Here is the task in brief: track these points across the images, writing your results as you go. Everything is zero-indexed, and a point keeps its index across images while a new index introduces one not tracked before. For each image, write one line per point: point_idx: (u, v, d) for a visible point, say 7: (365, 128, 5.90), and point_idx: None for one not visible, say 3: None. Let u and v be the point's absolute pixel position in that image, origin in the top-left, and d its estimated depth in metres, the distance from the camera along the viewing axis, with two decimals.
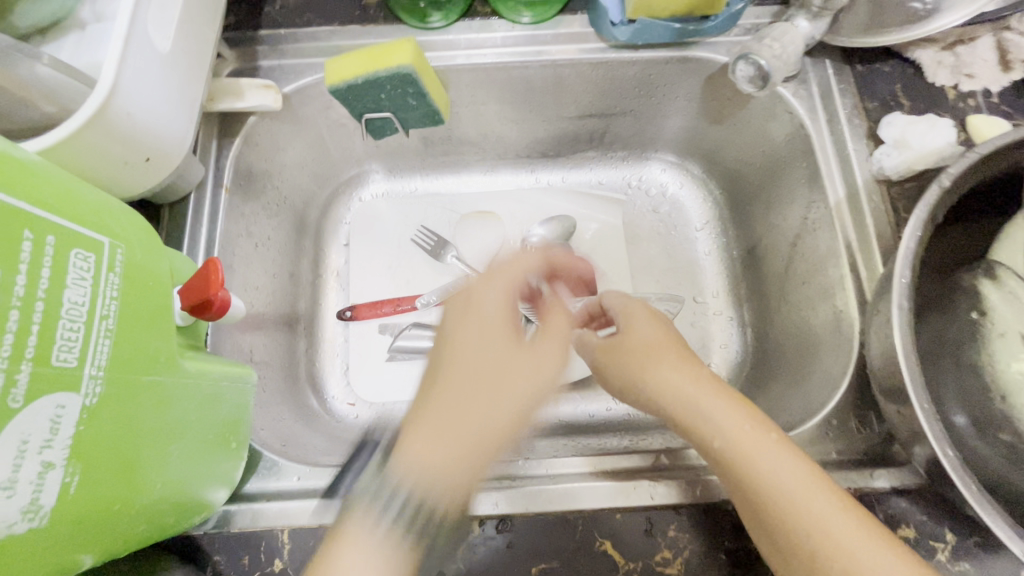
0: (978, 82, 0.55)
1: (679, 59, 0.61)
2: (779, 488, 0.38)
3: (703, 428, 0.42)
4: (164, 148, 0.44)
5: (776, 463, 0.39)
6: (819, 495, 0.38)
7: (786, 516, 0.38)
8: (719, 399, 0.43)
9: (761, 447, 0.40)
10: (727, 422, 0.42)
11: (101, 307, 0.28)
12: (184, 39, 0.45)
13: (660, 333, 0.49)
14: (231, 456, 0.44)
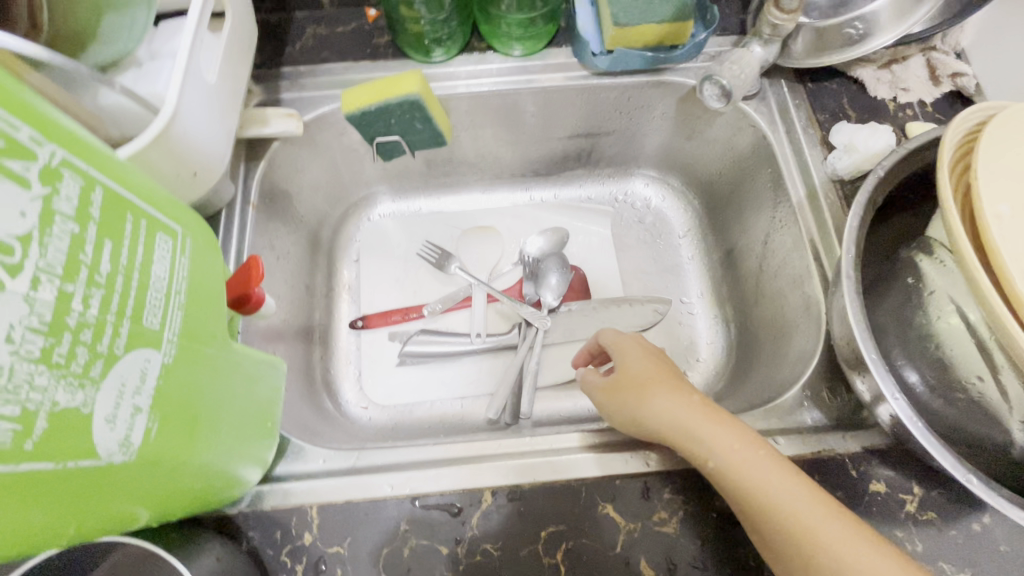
0: (912, 95, 0.63)
1: (653, 83, 0.70)
2: (769, 493, 0.43)
3: (700, 451, 0.47)
4: (209, 165, 0.50)
5: (769, 477, 0.44)
6: (804, 493, 0.43)
7: (775, 515, 0.42)
8: (711, 423, 0.48)
9: (750, 458, 0.45)
10: (720, 444, 0.46)
11: (175, 284, 0.34)
12: (224, 73, 0.52)
13: (654, 366, 0.54)
14: (266, 436, 0.49)
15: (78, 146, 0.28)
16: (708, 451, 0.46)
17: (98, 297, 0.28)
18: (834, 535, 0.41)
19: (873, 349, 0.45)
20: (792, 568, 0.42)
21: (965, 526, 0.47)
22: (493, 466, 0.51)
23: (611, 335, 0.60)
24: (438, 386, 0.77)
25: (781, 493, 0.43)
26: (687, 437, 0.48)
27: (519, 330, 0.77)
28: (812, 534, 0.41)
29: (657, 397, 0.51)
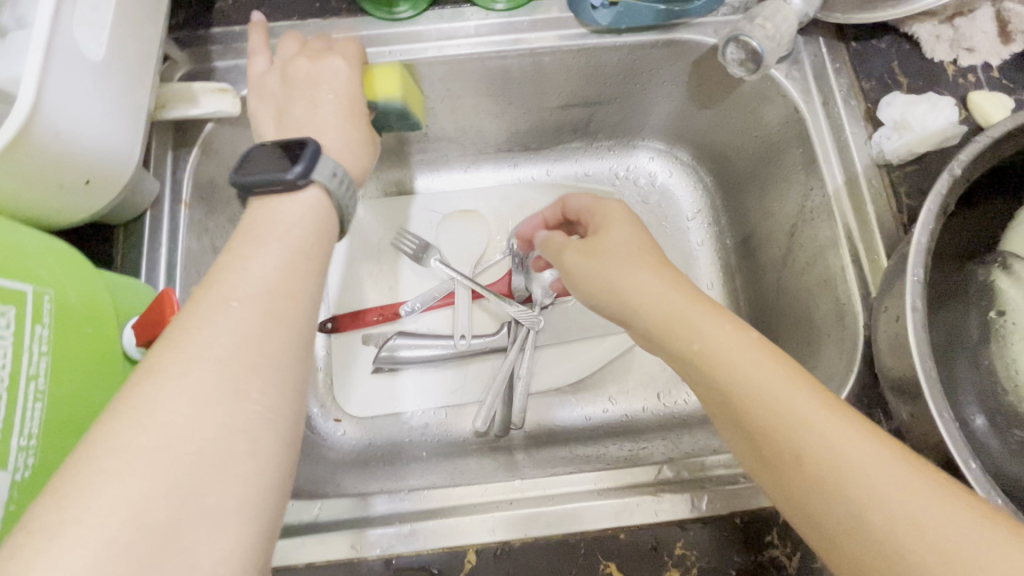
0: (978, 56, 0.52)
1: (664, 43, 0.58)
2: (749, 379, 0.35)
3: (684, 333, 0.38)
4: (109, 169, 0.40)
5: (759, 364, 0.35)
6: (789, 382, 0.34)
7: (763, 408, 0.34)
8: (703, 306, 0.39)
9: (743, 345, 0.36)
10: (709, 327, 0.38)
11: (28, 367, 0.33)
12: (120, 44, 0.40)
13: (637, 236, 0.44)
14: None
15: None
16: (694, 336, 0.38)
17: None
18: (825, 431, 0.32)
19: (944, 405, 0.35)
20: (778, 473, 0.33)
21: None
22: (479, 517, 0.44)
23: (585, 199, 0.51)
24: (419, 395, 0.69)
25: (767, 384, 0.35)
26: (663, 317, 0.39)
27: (507, 331, 0.69)
28: (792, 427, 0.33)
29: (635, 274, 0.42)
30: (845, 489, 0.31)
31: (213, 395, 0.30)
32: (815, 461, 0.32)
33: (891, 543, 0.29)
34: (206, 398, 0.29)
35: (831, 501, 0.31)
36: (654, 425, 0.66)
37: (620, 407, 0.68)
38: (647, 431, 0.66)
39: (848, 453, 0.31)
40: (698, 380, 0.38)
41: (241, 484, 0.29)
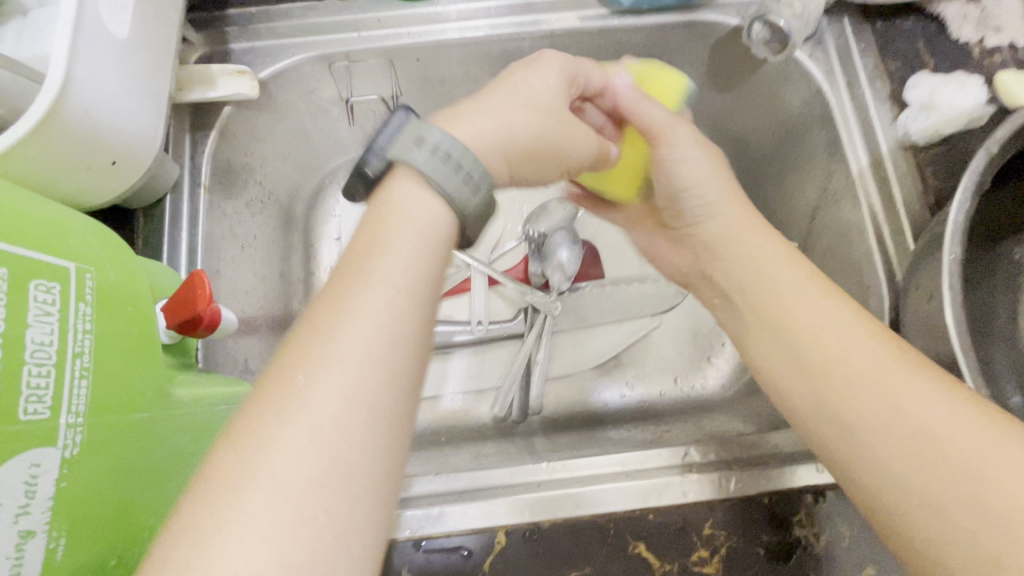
0: (1004, 36, 0.52)
1: (686, 24, 0.57)
2: (819, 337, 0.36)
3: (759, 290, 0.41)
4: (135, 150, 0.40)
5: (818, 316, 0.37)
6: (863, 337, 0.35)
7: (817, 354, 0.36)
8: (782, 261, 0.41)
9: (805, 299, 0.38)
10: (790, 279, 0.40)
11: (73, 347, 0.32)
12: (144, 23, 0.39)
13: (697, 160, 0.46)
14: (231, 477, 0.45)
15: None
16: (762, 292, 0.41)
17: None
18: (888, 381, 0.33)
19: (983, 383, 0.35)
20: (823, 417, 0.35)
21: None
22: (507, 499, 0.44)
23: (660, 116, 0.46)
24: (438, 381, 0.69)
25: (839, 341, 0.36)
26: (758, 282, 0.41)
27: (525, 317, 0.69)
28: (857, 377, 0.34)
29: (752, 233, 0.44)
30: (908, 433, 0.31)
31: (336, 419, 0.26)
32: (881, 408, 0.32)
33: (951, 484, 0.29)
34: (331, 412, 0.26)
35: (892, 447, 0.31)
36: (673, 410, 0.66)
37: (638, 392, 0.68)
38: (665, 415, 0.66)
39: (903, 397, 0.32)
40: (774, 343, 0.39)
41: (362, 502, 0.26)
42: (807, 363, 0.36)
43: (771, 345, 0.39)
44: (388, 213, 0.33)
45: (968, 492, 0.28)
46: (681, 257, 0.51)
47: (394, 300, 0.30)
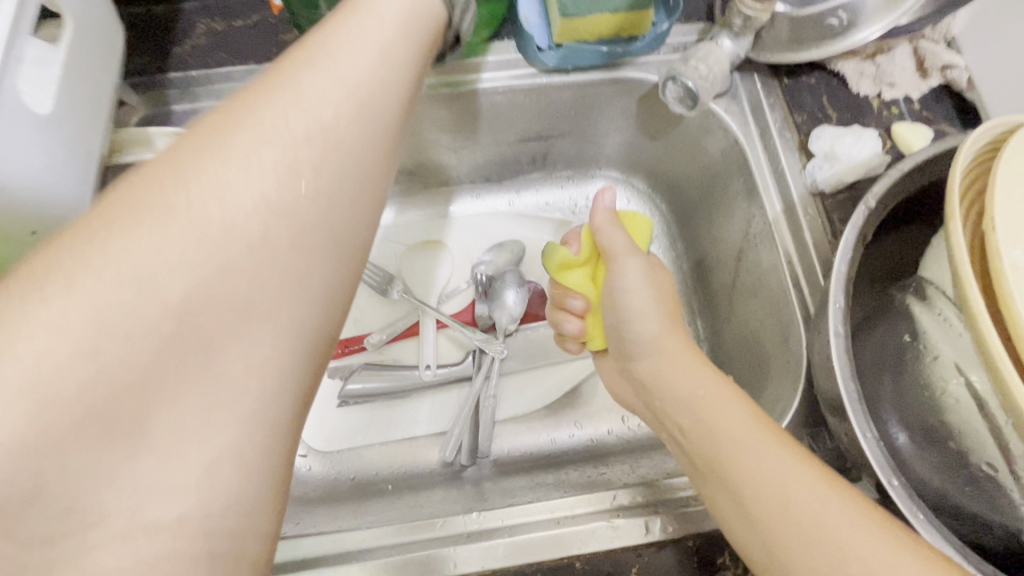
0: (899, 90, 0.56)
1: (610, 81, 0.61)
2: (773, 497, 0.36)
3: (707, 434, 0.41)
4: (58, 218, 0.40)
5: (766, 462, 0.38)
6: (811, 485, 0.36)
7: (779, 517, 0.36)
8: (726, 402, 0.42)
9: (754, 447, 0.39)
10: (734, 422, 0.40)
11: None
12: (71, 96, 0.41)
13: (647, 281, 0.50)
14: None
15: None
16: (713, 442, 0.41)
17: None
18: (845, 551, 0.33)
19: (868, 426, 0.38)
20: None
21: None
22: (438, 549, 0.45)
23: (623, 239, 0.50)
24: (387, 428, 0.69)
25: (796, 503, 0.36)
26: (709, 430, 0.41)
27: (473, 359, 0.70)
28: (813, 542, 0.34)
29: (684, 373, 0.45)
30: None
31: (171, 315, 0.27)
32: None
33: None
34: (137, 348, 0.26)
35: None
36: (619, 449, 0.67)
37: (587, 431, 0.69)
38: (612, 453, 0.66)
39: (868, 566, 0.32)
40: (731, 502, 0.38)
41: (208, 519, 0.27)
42: (760, 522, 0.36)
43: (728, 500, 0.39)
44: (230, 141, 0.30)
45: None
46: (623, 384, 0.53)
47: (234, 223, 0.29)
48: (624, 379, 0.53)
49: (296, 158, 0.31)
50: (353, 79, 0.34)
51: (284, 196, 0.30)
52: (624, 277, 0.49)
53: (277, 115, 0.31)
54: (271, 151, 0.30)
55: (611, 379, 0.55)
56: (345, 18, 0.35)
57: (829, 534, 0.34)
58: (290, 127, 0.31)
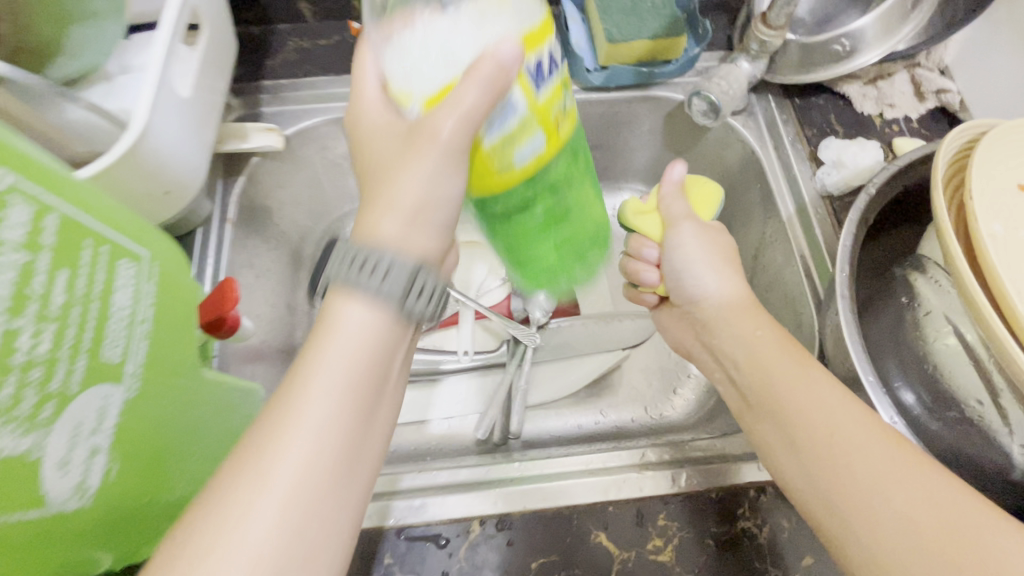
0: (899, 110, 0.63)
1: (642, 98, 0.69)
2: (816, 427, 0.41)
3: (759, 371, 0.46)
4: (185, 185, 0.48)
5: (808, 397, 0.42)
6: (850, 418, 0.40)
7: (820, 450, 0.40)
8: (777, 346, 0.46)
9: (798, 385, 0.43)
10: (778, 362, 0.45)
11: (140, 313, 0.32)
12: (201, 88, 0.50)
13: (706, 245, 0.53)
14: (217, 407, 0.41)
15: (68, 193, 0.27)
16: (766, 380, 0.45)
17: (50, 331, 0.25)
18: (881, 474, 0.37)
19: (869, 371, 0.44)
20: (827, 514, 0.39)
21: None
22: (483, 491, 0.50)
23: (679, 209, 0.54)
24: (427, 408, 0.75)
25: (838, 432, 0.40)
26: (763, 369, 0.46)
27: (507, 348, 0.75)
28: (851, 463, 0.38)
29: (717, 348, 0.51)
30: (899, 530, 0.35)
31: None
32: (873, 501, 0.37)
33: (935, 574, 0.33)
34: None
35: (876, 538, 0.36)
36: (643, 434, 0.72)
37: (612, 418, 0.74)
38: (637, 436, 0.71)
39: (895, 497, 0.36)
40: (778, 432, 0.43)
41: None
42: (804, 447, 0.41)
43: (773, 438, 0.44)
44: (266, 446, 0.32)
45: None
46: (681, 329, 0.59)
47: (270, 529, 0.30)
48: (681, 322, 0.58)
49: (311, 462, 0.32)
50: (338, 390, 0.34)
51: (296, 514, 0.31)
52: (680, 240, 0.52)
53: (296, 411, 0.32)
54: (293, 456, 0.31)
55: (670, 325, 0.61)
56: (328, 332, 0.35)
57: (868, 459, 0.38)
58: (311, 423, 0.32)
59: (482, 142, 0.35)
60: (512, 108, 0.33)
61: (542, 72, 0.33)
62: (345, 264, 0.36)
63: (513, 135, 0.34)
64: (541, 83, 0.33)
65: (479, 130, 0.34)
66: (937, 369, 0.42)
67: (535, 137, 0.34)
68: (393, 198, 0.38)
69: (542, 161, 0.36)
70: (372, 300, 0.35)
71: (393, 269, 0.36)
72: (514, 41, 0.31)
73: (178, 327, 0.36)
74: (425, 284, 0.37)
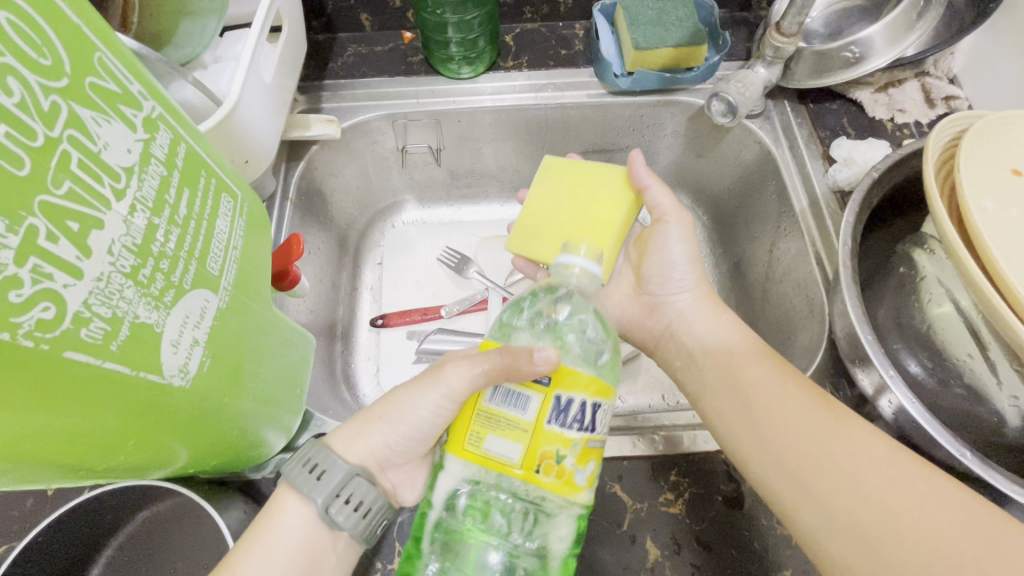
0: (909, 115, 0.67)
1: (665, 102, 0.75)
2: (768, 398, 0.46)
3: (722, 355, 0.52)
4: (261, 155, 0.55)
5: (765, 375, 0.48)
6: (800, 393, 0.45)
7: (775, 420, 0.45)
8: (738, 338, 0.52)
9: (756, 366, 0.49)
10: (739, 348, 0.51)
11: (233, 241, 0.38)
12: (278, 76, 0.58)
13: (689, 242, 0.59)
14: (280, 339, 0.47)
15: (190, 128, 0.34)
16: (729, 362, 0.51)
17: (177, 234, 0.32)
18: (825, 437, 0.42)
19: (868, 331, 0.47)
20: (782, 478, 0.43)
21: None
22: None
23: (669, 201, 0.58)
24: None
25: (790, 407, 0.45)
26: (727, 355, 0.51)
27: None
28: (804, 433, 0.43)
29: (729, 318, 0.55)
30: (845, 485, 0.39)
31: None
32: (820, 466, 0.41)
33: (872, 518, 0.38)
34: None
35: (824, 491, 0.40)
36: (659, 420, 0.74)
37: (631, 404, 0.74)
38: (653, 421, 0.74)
39: (844, 459, 0.41)
40: (737, 406, 0.48)
41: None
42: (761, 419, 0.46)
43: (728, 416, 0.48)
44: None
45: (890, 537, 0.37)
46: (652, 326, 0.61)
47: None
48: (653, 317, 0.61)
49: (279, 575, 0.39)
50: None
51: None
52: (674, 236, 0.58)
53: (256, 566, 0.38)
54: None
55: (637, 320, 0.63)
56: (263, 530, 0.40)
57: (816, 428, 0.43)
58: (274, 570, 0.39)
59: (481, 402, 0.39)
60: (523, 407, 0.37)
61: (566, 413, 0.37)
62: (301, 466, 0.42)
63: (506, 426, 0.37)
64: (556, 419, 0.37)
65: (489, 389, 0.39)
66: (930, 328, 0.47)
67: (514, 445, 0.36)
68: (371, 433, 0.45)
69: (505, 471, 0.36)
70: (308, 501, 0.41)
71: (332, 476, 0.41)
72: (555, 365, 0.37)
73: (257, 262, 0.43)
74: (354, 493, 0.41)
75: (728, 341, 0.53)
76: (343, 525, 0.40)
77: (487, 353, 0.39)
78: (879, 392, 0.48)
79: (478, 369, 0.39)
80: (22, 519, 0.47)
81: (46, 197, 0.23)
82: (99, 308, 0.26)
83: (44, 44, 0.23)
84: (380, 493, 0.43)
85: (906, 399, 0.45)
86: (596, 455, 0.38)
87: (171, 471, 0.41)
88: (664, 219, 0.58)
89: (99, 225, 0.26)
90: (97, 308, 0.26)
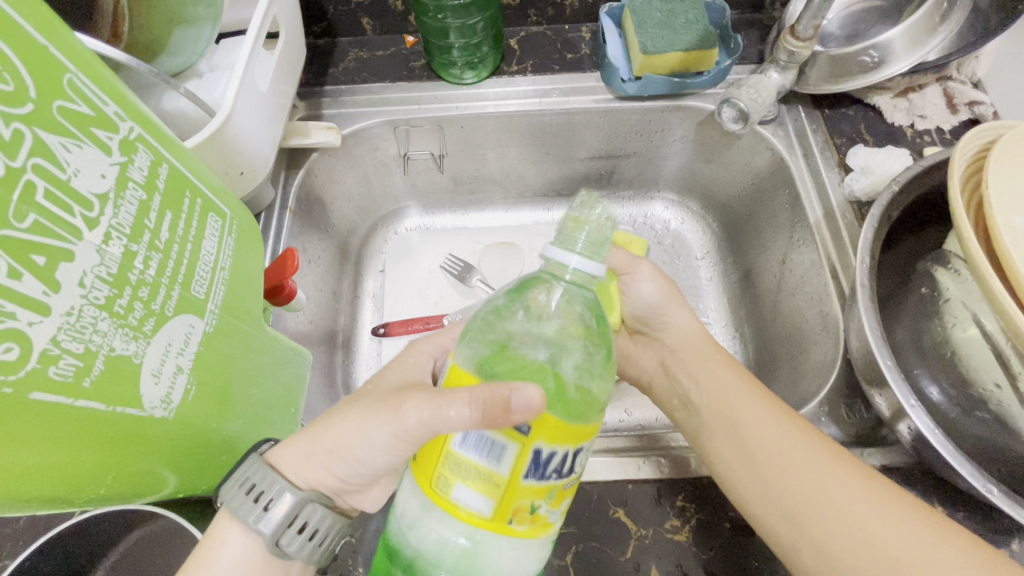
0: (931, 122, 0.64)
1: (675, 107, 0.72)
2: (764, 435, 0.45)
3: (714, 390, 0.50)
4: (257, 167, 0.53)
5: (758, 412, 0.46)
6: (797, 430, 0.44)
7: (771, 460, 0.43)
8: (727, 372, 0.51)
9: (749, 402, 0.48)
10: (731, 382, 0.50)
11: (222, 262, 0.37)
12: (275, 83, 0.57)
13: None
14: (273, 358, 0.45)
15: (172, 145, 0.33)
16: (722, 398, 0.49)
17: (156, 260, 0.30)
18: (823, 478, 0.41)
19: (888, 355, 0.45)
20: (779, 519, 0.41)
21: (1007, 549, 0.44)
22: None
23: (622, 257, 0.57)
24: None
25: (788, 449, 0.43)
26: (723, 391, 0.49)
27: None
28: (799, 476, 0.42)
29: None
30: (845, 530, 0.38)
31: None
32: (819, 508, 0.40)
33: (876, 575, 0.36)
34: None
35: (824, 536, 0.39)
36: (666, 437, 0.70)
37: (636, 417, 0.71)
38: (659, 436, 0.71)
39: (844, 500, 0.39)
40: (731, 443, 0.46)
41: None
42: (758, 462, 0.44)
43: (721, 455, 0.47)
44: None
45: None
46: (645, 359, 0.60)
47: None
48: (645, 350, 0.60)
49: None
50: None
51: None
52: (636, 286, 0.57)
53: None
54: None
55: (631, 354, 0.62)
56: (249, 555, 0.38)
57: (814, 468, 0.42)
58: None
59: (448, 444, 0.34)
60: (496, 458, 0.33)
61: (543, 467, 0.33)
62: (242, 490, 0.38)
63: (473, 481, 0.33)
64: (533, 474, 0.33)
65: (456, 434, 0.34)
66: (954, 354, 0.45)
67: (484, 500, 0.33)
68: (316, 456, 0.39)
69: (473, 523, 0.33)
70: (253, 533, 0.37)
71: (280, 505, 0.37)
72: (537, 413, 0.31)
73: (248, 281, 0.41)
74: (307, 520, 0.38)
75: (720, 375, 0.51)
76: (294, 554, 0.37)
77: (455, 394, 0.33)
78: (897, 416, 0.45)
79: (442, 409, 0.33)
80: (13, 538, 0.46)
81: (8, 231, 0.23)
82: (70, 343, 0.25)
83: (4, 69, 0.23)
84: (335, 517, 0.40)
85: (926, 427, 0.42)
86: (570, 493, 0.36)
87: (159, 497, 0.39)
88: (627, 274, 0.57)
89: (68, 257, 0.25)
90: (67, 344, 0.25)
